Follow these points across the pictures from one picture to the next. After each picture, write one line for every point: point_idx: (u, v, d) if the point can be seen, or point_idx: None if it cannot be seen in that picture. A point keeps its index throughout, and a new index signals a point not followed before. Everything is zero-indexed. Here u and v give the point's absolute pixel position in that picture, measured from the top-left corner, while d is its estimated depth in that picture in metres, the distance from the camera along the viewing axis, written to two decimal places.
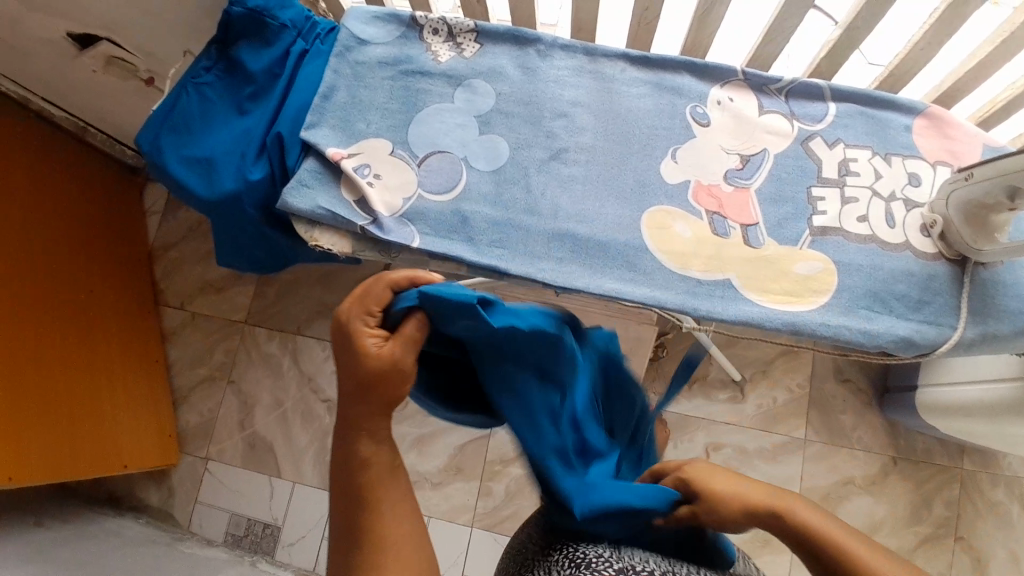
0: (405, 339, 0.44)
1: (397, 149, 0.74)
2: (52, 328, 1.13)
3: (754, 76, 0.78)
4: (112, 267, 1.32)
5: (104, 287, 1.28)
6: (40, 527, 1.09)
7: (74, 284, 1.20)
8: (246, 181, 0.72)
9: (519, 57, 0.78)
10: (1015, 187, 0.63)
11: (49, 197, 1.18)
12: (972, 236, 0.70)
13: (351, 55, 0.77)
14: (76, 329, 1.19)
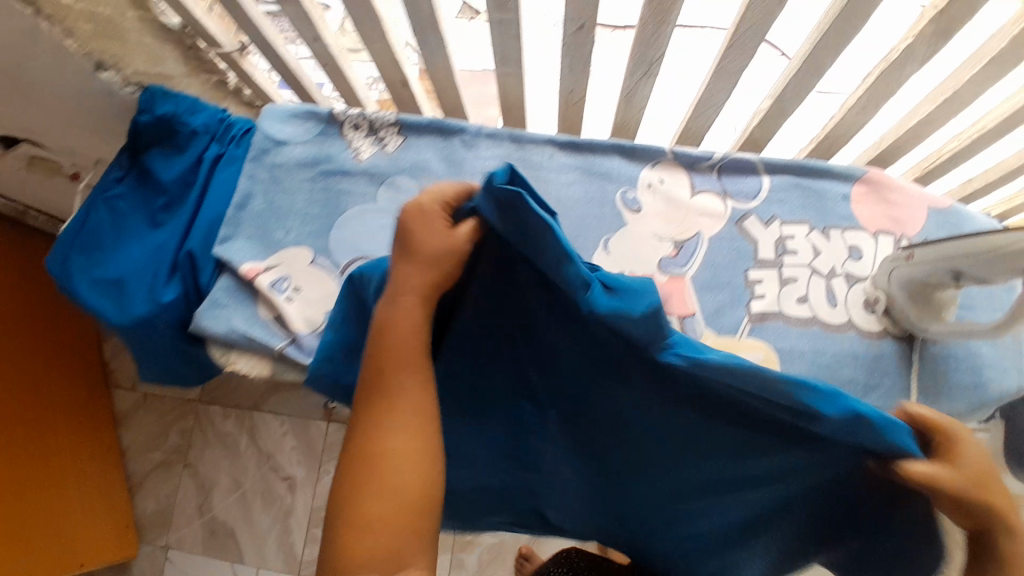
0: (468, 236, 0.46)
1: (317, 257, 0.71)
2: None
3: (684, 155, 0.75)
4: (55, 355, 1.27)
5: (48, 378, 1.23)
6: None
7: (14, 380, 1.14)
8: (159, 304, 0.69)
9: (444, 149, 0.76)
10: (959, 269, 0.60)
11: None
12: (918, 314, 0.68)
13: (267, 158, 0.74)
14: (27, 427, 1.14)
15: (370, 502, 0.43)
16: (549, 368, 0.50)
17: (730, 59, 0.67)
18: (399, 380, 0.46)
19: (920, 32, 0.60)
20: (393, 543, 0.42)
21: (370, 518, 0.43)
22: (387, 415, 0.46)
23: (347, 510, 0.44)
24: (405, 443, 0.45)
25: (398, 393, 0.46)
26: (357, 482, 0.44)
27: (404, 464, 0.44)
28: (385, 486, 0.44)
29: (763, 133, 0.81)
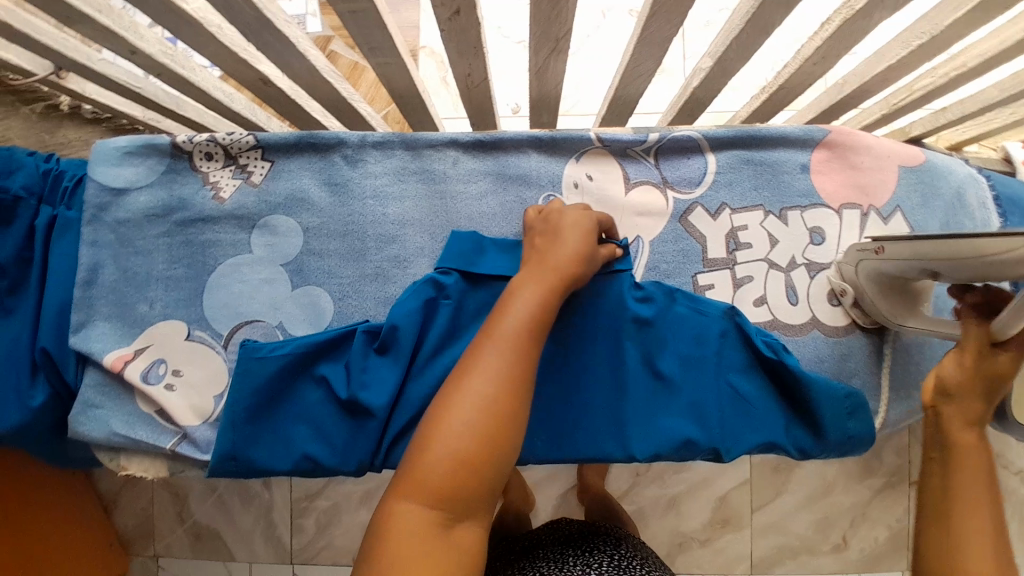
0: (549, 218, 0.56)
1: (193, 330, 0.60)
2: None
3: (613, 142, 0.63)
4: None
5: None
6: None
7: None
8: (30, 410, 0.59)
9: (322, 170, 0.63)
10: (933, 270, 0.51)
11: None
12: (891, 309, 0.59)
13: (109, 215, 0.61)
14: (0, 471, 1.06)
15: (451, 439, 0.41)
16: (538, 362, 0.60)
17: (656, 26, 0.53)
18: (519, 337, 0.45)
19: None
20: (470, 495, 0.40)
21: (441, 463, 0.40)
22: (493, 356, 0.44)
23: (429, 449, 0.40)
24: (501, 404, 0.42)
25: (509, 351, 0.45)
26: (444, 415, 0.42)
27: (497, 422, 0.42)
28: (469, 427, 0.41)
29: (705, 92, 0.68)
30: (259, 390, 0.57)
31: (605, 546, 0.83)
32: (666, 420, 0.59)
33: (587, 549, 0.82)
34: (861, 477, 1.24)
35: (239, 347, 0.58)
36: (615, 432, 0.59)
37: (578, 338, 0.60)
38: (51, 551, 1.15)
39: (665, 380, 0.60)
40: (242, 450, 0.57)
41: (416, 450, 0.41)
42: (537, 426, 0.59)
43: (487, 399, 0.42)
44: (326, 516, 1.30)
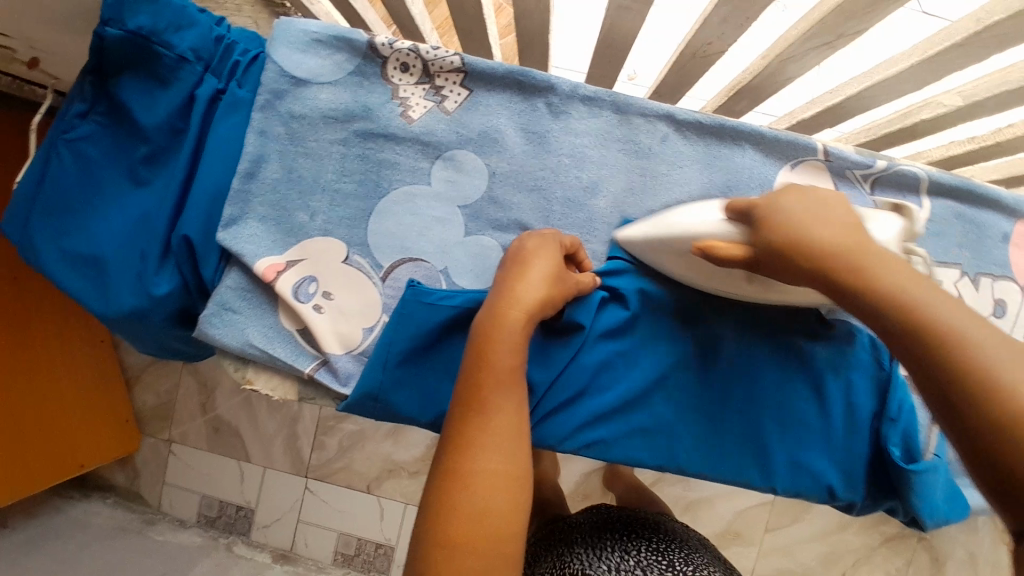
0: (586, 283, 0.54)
1: (352, 254, 0.55)
2: None
3: (838, 158, 0.58)
4: None
5: None
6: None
7: None
8: (151, 298, 0.54)
9: (524, 113, 0.56)
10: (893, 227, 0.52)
11: None
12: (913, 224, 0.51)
13: (282, 104, 0.54)
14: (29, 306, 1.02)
15: (459, 515, 0.41)
16: (705, 364, 0.57)
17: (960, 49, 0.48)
18: (503, 400, 0.45)
19: None
20: (497, 561, 0.40)
21: (474, 527, 0.41)
22: (483, 427, 0.44)
23: (436, 534, 0.41)
24: (501, 466, 0.43)
25: (497, 409, 0.44)
26: (445, 500, 0.42)
27: (502, 485, 0.42)
28: (479, 503, 0.41)
29: (930, 125, 0.64)
30: (415, 330, 0.53)
31: (645, 531, 0.78)
32: (805, 459, 0.57)
33: (627, 535, 0.76)
34: (876, 523, 1.28)
35: (407, 286, 0.54)
36: (764, 463, 0.57)
37: (750, 359, 0.57)
38: (64, 406, 1.12)
39: (817, 419, 0.58)
40: (385, 393, 0.53)
41: (428, 544, 0.41)
42: (688, 437, 0.56)
43: (490, 472, 0.42)
44: (350, 440, 1.28)
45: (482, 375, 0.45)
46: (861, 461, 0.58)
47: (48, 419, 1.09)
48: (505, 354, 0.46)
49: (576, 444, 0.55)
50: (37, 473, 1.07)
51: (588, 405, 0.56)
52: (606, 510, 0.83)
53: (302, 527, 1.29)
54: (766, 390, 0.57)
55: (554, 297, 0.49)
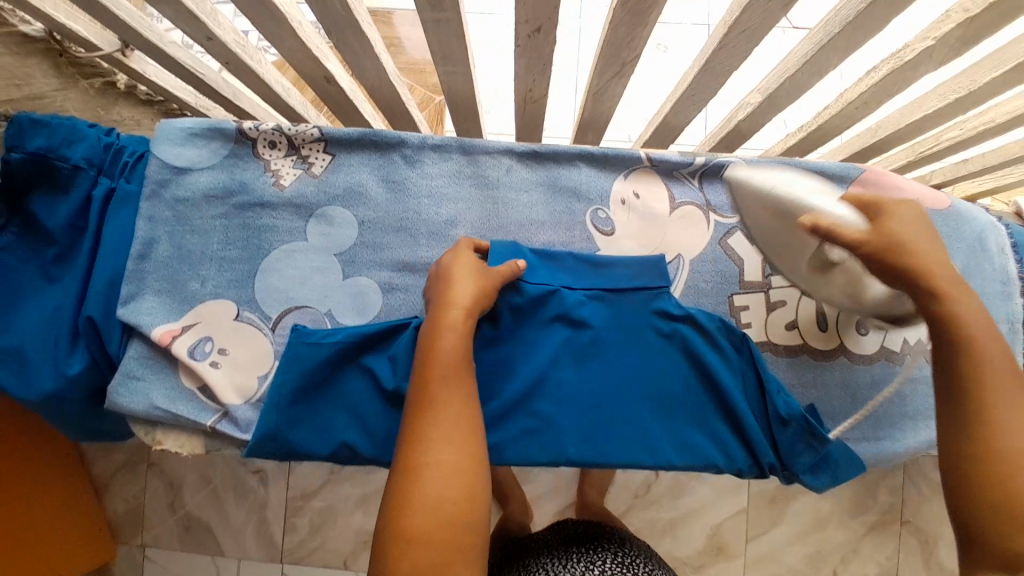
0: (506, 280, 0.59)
1: (242, 311, 0.61)
2: None
3: (662, 162, 0.66)
4: None
5: None
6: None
7: None
8: (66, 378, 0.59)
9: (382, 167, 0.64)
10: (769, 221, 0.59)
11: None
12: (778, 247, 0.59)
13: (167, 191, 0.62)
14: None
15: (418, 512, 0.44)
16: (577, 359, 0.62)
17: (721, 58, 0.57)
18: (448, 392, 0.50)
19: (945, 34, 0.54)
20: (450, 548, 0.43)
21: (426, 518, 0.44)
22: (432, 420, 0.48)
23: (397, 533, 0.44)
24: (453, 458, 0.46)
25: (442, 405, 0.49)
26: (401, 496, 0.45)
27: (452, 475, 0.46)
28: (432, 491, 0.45)
29: (749, 125, 0.72)
30: (303, 365, 0.58)
31: (614, 541, 0.71)
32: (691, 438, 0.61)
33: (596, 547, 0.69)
34: (855, 514, 1.27)
35: (291, 330, 0.60)
36: (651, 444, 0.61)
37: (619, 351, 0.62)
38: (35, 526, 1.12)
39: (688, 394, 0.62)
40: (284, 432, 0.57)
41: (388, 539, 0.44)
42: (575, 431, 0.61)
43: (435, 462, 0.46)
44: (321, 516, 1.28)
45: (429, 371, 0.50)
46: (736, 428, 0.62)
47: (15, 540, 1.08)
48: (448, 349, 0.52)
49: None
50: None
51: (475, 414, 0.60)
52: (574, 528, 0.75)
53: None
54: (639, 376, 0.62)
55: (483, 293, 0.56)
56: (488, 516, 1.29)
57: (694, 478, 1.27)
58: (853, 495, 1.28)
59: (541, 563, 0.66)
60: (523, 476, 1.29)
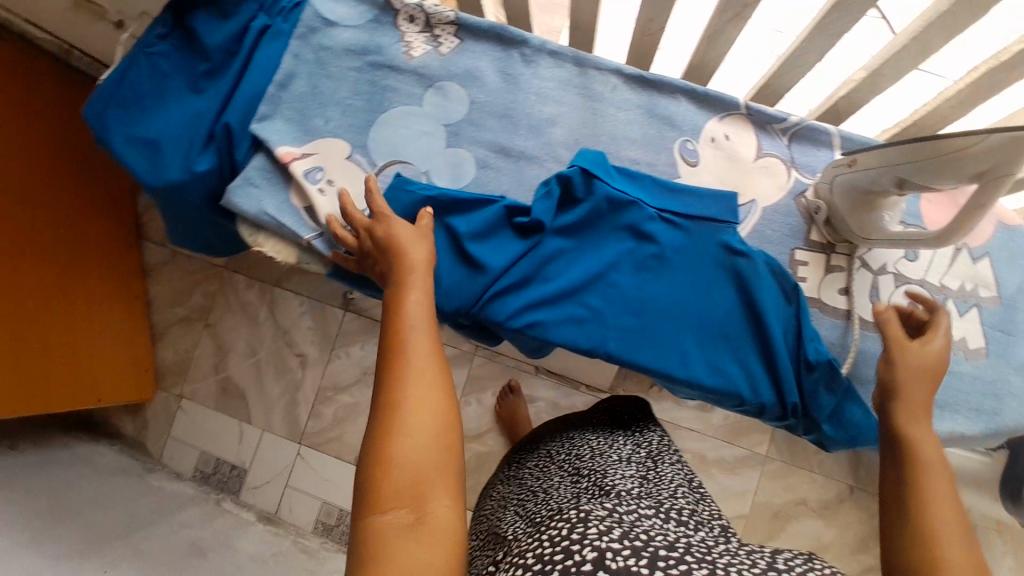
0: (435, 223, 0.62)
1: (353, 153, 0.69)
2: (23, 264, 1.11)
3: (758, 112, 0.70)
4: (93, 204, 1.30)
5: (84, 220, 1.27)
6: (13, 454, 1.18)
7: (51, 218, 1.18)
8: (192, 173, 0.68)
9: (502, 59, 0.71)
10: (903, 178, 0.57)
11: (31, 136, 1.15)
12: (859, 224, 0.64)
13: (315, 38, 0.70)
14: (49, 250, 1.17)
15: (396, 463, 0.44)
16: (636, 266, 0.67)
17: (835, 19, 0.61)
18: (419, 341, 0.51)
19: None
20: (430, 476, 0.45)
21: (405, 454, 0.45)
22: (407, 366, 0.50)
23: (374, 493, 0.44)
24: (429, 396, 0.48)
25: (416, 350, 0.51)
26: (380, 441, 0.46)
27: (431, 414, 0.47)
28: (410, 428, 0.46)
29: (848, 104, 0.74)
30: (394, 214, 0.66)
31: (654, 427, 0.79)
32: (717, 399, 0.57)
33: (638, 429, 0.77)
34: (854, 550, 1.26)
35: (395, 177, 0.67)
36: (684, 358, 0.65)
37: (675, 269, 0.66)
38: (87, 346, 1.25)
39: (731, 326, 0.66)
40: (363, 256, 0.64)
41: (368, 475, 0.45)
42: (618, 328, 0.66)
43: (417, 398, 0.48)
44: (345, 412, 1.38)
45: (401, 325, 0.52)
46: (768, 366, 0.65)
47: (76, 352, 1.22)
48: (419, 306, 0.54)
49: (519, 321, 0.65)
50: (59, 397, 1.18)
51: (532, 290, 0.66)
52: (623, 409, 0.83)
53: (289, 492, 1.37)
54: (687, 296, 0.66)
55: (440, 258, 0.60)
56: (495, 453, 1.34)
57: (702, 471, 1.29)
58: (859, 532, 1.27)
59: (587, 444, 0.73)
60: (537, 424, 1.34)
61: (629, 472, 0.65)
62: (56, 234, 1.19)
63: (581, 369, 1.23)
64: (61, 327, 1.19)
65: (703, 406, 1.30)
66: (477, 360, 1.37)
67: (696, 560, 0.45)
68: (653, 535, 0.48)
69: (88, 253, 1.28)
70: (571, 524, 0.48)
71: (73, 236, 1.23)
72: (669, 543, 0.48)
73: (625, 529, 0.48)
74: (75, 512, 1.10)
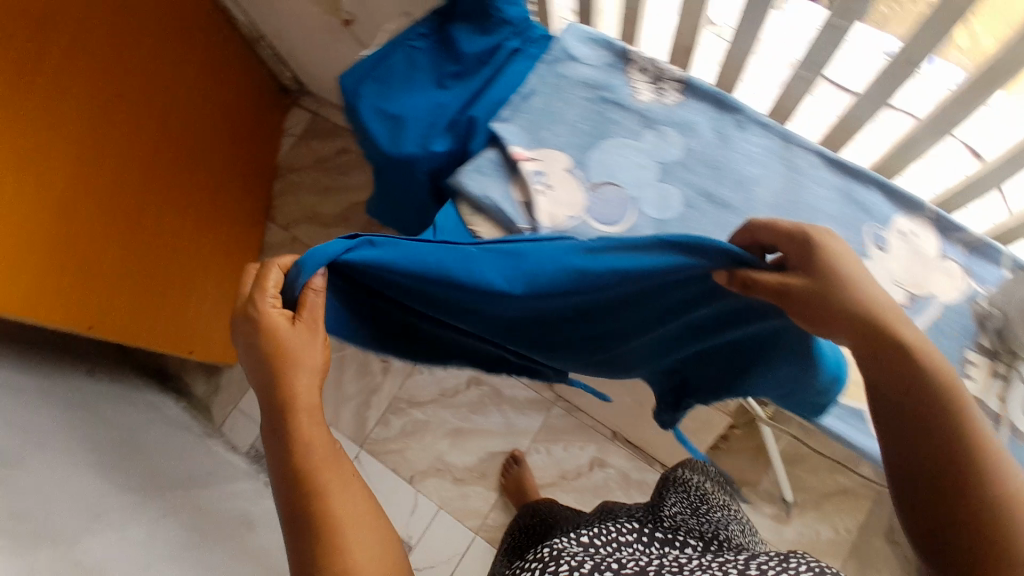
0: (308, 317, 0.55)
1: (574, 167, 0.75)
2: (160, 204, 1.21)
3: (947, 219, 0.75)
4: (228, 170, 1.42)
5: (215, 183, 1.38)
6: (88, 379, 1.24)
7: (193, 171, 1.30)
8: (428, 151, 0.76)
9: (717, 121, 0.78)
10: None
11: (199, 101, 1.29)
12: None
13: (559, 66, 0.79)
14: (183, 201, 1.28)
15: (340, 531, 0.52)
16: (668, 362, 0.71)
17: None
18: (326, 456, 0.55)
19: None
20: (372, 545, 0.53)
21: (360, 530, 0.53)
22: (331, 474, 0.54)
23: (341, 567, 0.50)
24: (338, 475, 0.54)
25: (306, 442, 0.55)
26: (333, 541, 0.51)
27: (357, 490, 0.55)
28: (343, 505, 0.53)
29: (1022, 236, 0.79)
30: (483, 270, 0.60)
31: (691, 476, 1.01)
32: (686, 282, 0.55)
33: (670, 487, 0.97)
34: None
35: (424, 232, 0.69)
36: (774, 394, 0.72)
37: None
38: (183, 297, 1.30)
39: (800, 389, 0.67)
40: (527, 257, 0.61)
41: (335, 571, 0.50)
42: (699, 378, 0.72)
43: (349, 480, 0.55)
44: (414, 426, 1.41)
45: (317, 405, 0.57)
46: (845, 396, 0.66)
47: (183, 299, 1.30)
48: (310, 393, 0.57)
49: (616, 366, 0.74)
50: (154, 335, 1.23)
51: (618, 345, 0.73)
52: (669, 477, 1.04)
53: None
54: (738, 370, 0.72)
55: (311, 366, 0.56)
56: None
57: None
58: None
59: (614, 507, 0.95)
60: (603, 491, 1.33)
61: (632, 527, 0.82)
62: (192, 187, 1.30)
63: (663, 442, 1.28)
64: (171, 271, 1.26)
65: (778, 516, 1.27)
66: (555, 410, 1.39)
67: (660, 573, 0.67)
68: (624, 564, 0.68)
69: (219, 219, 1.40)
70: (544, 559, 0.69)
71: (210, 202, 1.36)
72: (637, 569, 0.68)
73: (597, 563, 0.67)
74: (127, 449, 1.12)
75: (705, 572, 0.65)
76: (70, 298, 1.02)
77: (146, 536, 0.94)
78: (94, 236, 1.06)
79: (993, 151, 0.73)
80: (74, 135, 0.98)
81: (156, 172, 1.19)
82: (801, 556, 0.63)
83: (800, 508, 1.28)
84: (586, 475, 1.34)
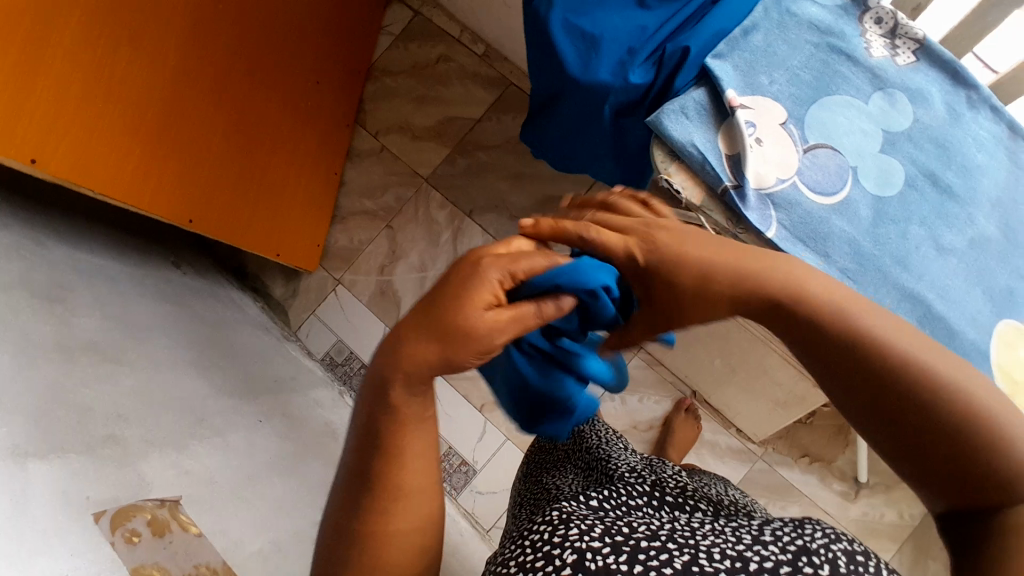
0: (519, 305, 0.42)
1: (789, 123, 0.68)
2: (259, 93, 1.12)
3: None
4: (325, 63, 1.30)
5: (313, 77, 1.27)
6: (178, 272, 1.20)
7: (294, 61, 1.20)
8: (625, 82, 0.69)
9: (949, 93, 0.70)
10: None
11: None
12: None
13: (785, 3, 0.70)
14: (282, 93, 1.18)
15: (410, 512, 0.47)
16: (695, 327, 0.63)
17: None
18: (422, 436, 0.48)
19: None
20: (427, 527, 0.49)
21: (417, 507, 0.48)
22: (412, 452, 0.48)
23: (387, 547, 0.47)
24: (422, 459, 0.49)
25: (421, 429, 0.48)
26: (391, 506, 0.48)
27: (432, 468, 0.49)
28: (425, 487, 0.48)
29: None
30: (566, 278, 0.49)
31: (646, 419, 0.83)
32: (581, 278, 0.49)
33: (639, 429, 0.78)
34: None
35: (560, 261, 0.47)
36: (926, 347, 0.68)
37: None
38: (272, 195, 1.23)
39: None
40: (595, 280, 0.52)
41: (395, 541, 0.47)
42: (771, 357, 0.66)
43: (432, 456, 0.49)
44: None
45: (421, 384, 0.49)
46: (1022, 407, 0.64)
47: (272, 199, 1.23)
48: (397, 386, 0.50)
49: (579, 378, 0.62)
50: (244, 233, 1.18)
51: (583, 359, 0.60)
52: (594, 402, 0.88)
53: None
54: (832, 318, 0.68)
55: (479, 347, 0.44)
56: None
57: None
58: None
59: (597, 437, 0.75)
60: None
61: (635, 477, 0.61)
62: (292, 80, 1.20)
63: (744, 410, 1.27)
64: (264, 168, 1.19)
65: (846, 494, 1.29)
66: (636, 362, 1.38)
67: (677, 546, 0.46)
68: (636, 527, 0.48)
69: (316, 119, 1.32)
70: (552, 526, 0.49)
71: (311, 100, 1.28)
72: (653, 531, 0.48)
73: (608, 526, 0.48)
74: (219, 349, 1.05)
75: (739, 546, 0.45)
76: (164, 187, 0.96)
77: (247, 447, 0.88)
78: (193, 122, 0.98)
79: (1007, 63, 0.75)
80: (191, 24, 0.93)
81: (258, 58, 1.09)
82: (817, 522, 0.48)
83: (868, 489, 1.28)
84: (660, 429, 1.34)
